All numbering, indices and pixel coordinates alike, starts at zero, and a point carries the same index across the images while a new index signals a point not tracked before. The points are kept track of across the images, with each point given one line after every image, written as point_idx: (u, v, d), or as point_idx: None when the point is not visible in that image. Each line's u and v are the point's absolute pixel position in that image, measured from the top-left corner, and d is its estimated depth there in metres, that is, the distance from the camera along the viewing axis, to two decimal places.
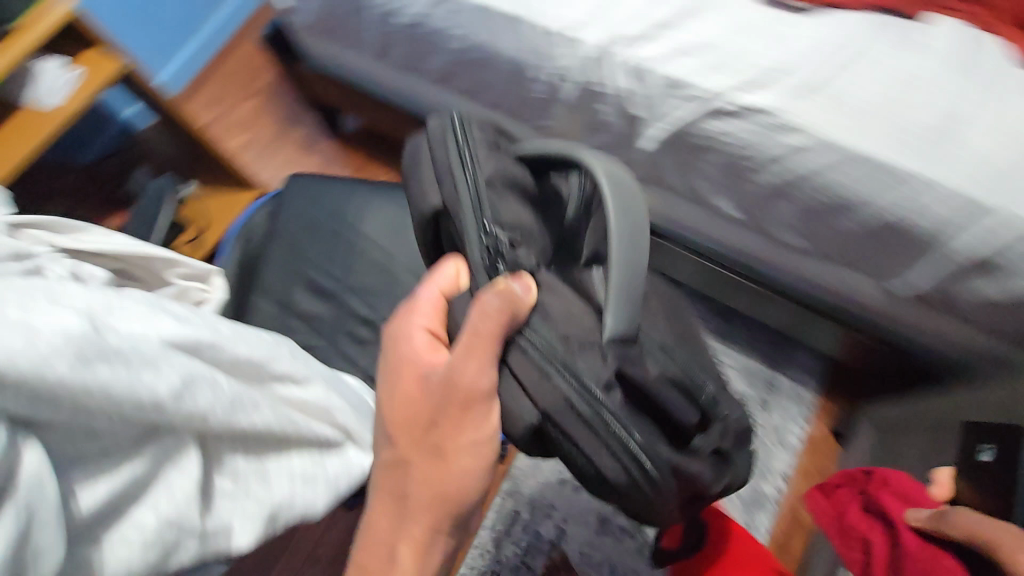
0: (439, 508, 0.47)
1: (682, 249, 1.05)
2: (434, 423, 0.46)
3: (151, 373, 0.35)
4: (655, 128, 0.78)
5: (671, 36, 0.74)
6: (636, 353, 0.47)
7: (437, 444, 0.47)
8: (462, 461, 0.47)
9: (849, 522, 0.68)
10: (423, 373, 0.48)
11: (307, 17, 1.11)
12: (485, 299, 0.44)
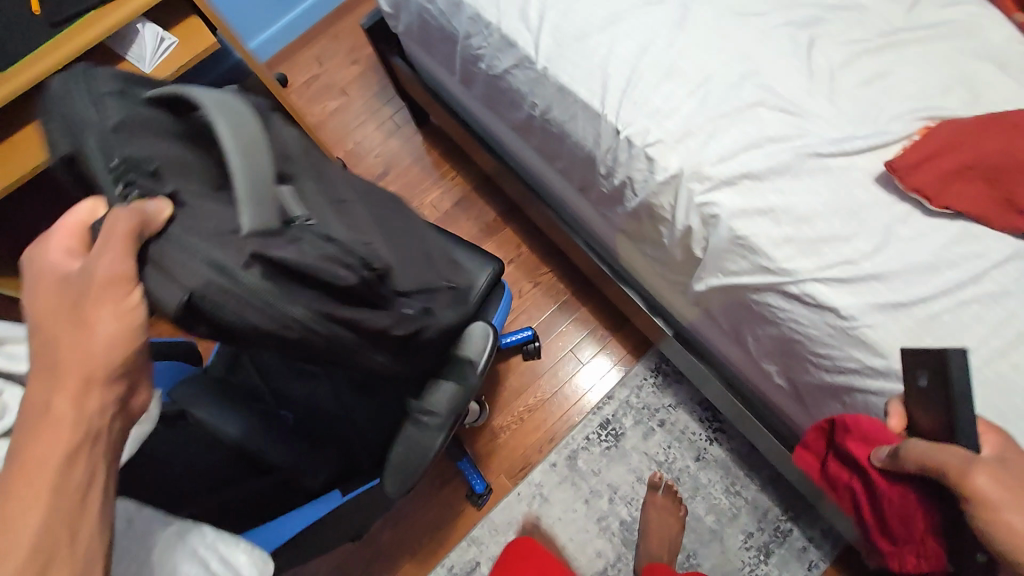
0: (80, 377, 0.36)
1: (719, 373, 0.99)
2: (65, 304, 0.38)
3: None
4: (710, 276, 0.68)
5: (758, 188, 0.62)
6: (269, 233, 0.45)
7: (49, 393, 0.37)
8: (101, 322, 0.37)
9: (831, 471, 0.62)
10: (54, 277, 0.39)
11: (403, 24, 1.06)
12: (56, 260, 0.40)
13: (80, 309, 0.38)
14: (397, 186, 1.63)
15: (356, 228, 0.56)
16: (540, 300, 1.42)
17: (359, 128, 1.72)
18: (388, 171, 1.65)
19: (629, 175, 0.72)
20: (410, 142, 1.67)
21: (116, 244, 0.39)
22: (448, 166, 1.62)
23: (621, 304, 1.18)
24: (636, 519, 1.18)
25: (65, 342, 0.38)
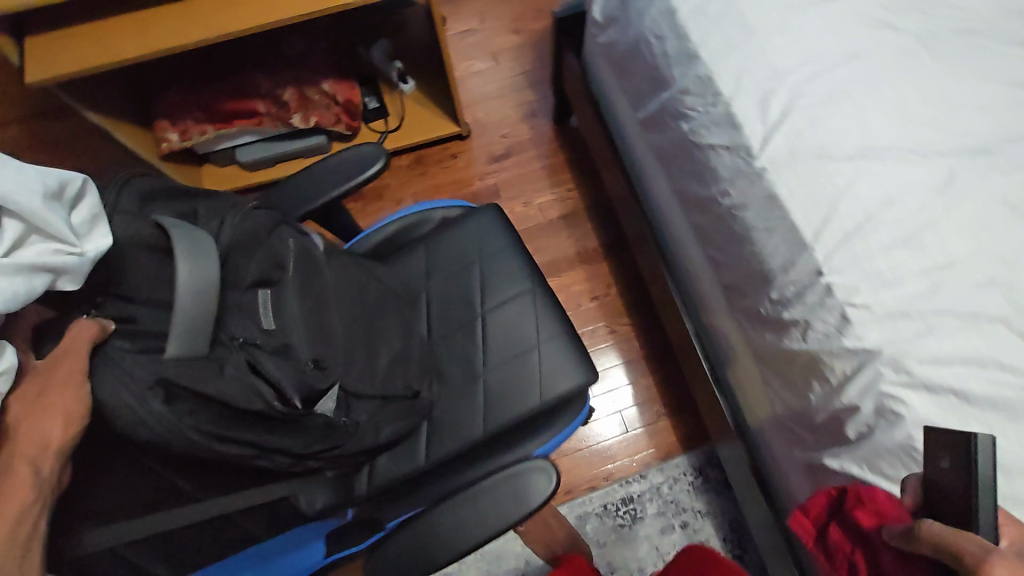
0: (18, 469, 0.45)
1: (775, 520, 0.92)
2: (32, 402, 0.47)
3: None
4: (849, 463, 0.61)
5: (959, 410, 0.55)
6: (202, 361, 0.55)
7: (9, 455, 0.45)
8: (47, 421, 0.46)
9: (831, 542, 0.56)
10: (25, 379, 0.49)
11: (608, 37, 0.99)
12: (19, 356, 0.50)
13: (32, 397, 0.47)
14: (511, 173, 1.56)
15: (325, 334, 0.69)
16: (609, 349, 1.36)
17: (498, 99, 1.65)
18: (510, 154, 1.58)
19: (806, 319, 0.65)
20: (542, 135, 1.60)
21: (66, 360, 0.48)
22: (570, 175, 1.55)
23: (697, 397, 1.12)
24: None
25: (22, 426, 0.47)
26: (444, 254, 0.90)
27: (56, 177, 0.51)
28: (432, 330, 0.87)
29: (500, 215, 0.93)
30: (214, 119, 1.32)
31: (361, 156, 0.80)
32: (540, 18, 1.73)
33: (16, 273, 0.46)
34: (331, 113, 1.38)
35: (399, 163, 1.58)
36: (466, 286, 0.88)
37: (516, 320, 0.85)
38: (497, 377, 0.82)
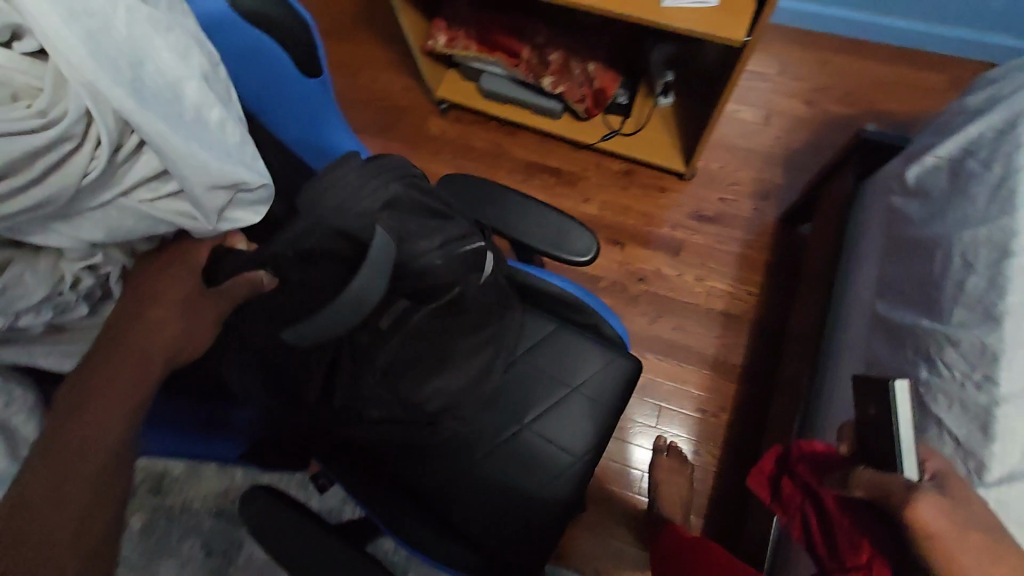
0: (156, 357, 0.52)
1: None
2: (177, 313, 0.53)
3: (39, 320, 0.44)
4: None
5: None
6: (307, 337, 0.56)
7: (145, 346, 0.50)
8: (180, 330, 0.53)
9: (785, 492, 0.75)
10: (183, 291, 0.52)
11: (906, 210, 0.85)
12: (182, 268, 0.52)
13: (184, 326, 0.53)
14: (706, 239, 1.43)
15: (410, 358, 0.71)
16: None
17: (743, 160, 1.48)
18: (716, 221, 1.44)
19: None
20: (762, 222, 1.43)
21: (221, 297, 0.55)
22: (761, 279, 1.38)
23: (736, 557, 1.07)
24: None
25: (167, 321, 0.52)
26: (551, 350, 0.90)
27: (247, 170, 0.42)
28: (495, 388, 0.89)
29: (632, 371, 0.89)
30: (480, 42, 1.35)
31: (576, 237, 0.78)
32: (845, 100, 1.49)
33: (144, 220, 0.42)
34: (581, 92, 1.36)
35: (608, 167, 1.52)
36: (541, 397, 0.89)
37: (537, 454, 0.87)
38: (485, 476, 0.86)
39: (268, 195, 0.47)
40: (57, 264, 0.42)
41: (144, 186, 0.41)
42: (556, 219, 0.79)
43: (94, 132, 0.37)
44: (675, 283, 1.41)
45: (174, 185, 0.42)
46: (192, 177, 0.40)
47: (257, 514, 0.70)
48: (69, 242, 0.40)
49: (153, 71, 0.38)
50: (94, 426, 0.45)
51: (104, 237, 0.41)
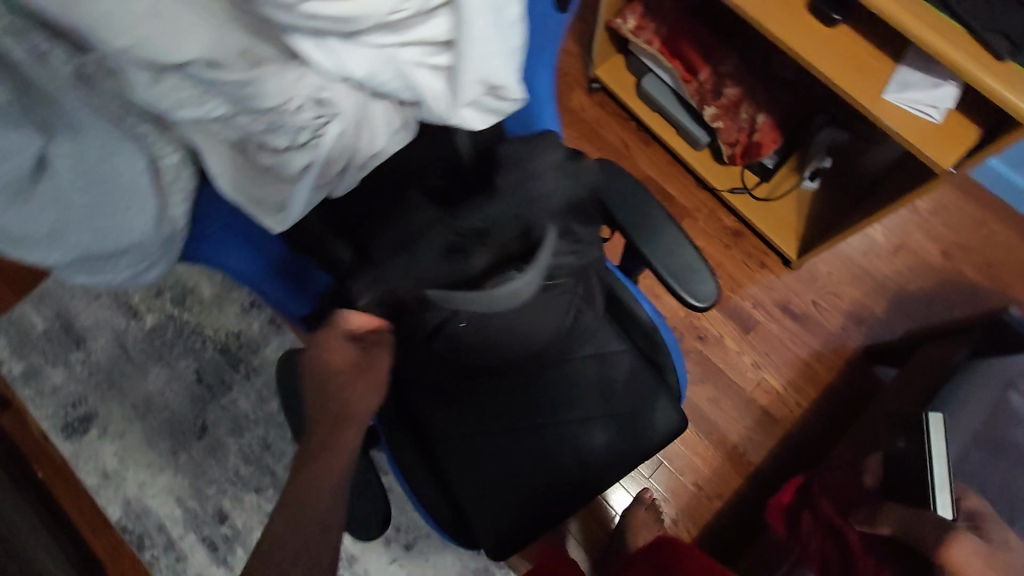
0: (337, 434, 0.65)
1: None
2: (343, 395, 0.65)
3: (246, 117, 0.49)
4: None
5: None
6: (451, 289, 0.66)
7: (330, 428, 0.66)
8: (358, 400, 0.65)
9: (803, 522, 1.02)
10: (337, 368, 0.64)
11: None
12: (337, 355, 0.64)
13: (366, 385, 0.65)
14: (781, 332, 1.39)
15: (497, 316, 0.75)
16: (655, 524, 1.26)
17: (855, 277, 1.41)
18: (799, 320, 1.39)
19: None
20: (842, 344, 1.38)
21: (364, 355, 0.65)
22: (814, 395, 1.35)
23: None
24: None
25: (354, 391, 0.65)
26: (607, 367, 0.87)
27: (505, 78, 0.54)
28: (536, 376, 0.87)
29: (674, 422, 0.87)
30: (665, 42, 1.29)
31: (700, 280, 0.75)
32: (984, 269, 1.41)
33: (405, 77, 0.51)
34: (736, 135, 1.29)
35: (721, 219, 1.47)
36: (577, 409, 0.87)
37: (545, 455, 0.86)
38: (488, 455, 0.85)
39: (497, 113, 0.58)
40: (299, 80, 0.49)
41: (423, 49, 0.51)
42: (689, 254, 0.75)
43: None
44: (731, 359, 1.38)
45: (444, 62, 0.52)
46: (474, 59, 0.50)
47: None
48: (342, 53, 0.48)
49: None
50: (318, 504, 0.65)
51: (363, 73, 0.49)
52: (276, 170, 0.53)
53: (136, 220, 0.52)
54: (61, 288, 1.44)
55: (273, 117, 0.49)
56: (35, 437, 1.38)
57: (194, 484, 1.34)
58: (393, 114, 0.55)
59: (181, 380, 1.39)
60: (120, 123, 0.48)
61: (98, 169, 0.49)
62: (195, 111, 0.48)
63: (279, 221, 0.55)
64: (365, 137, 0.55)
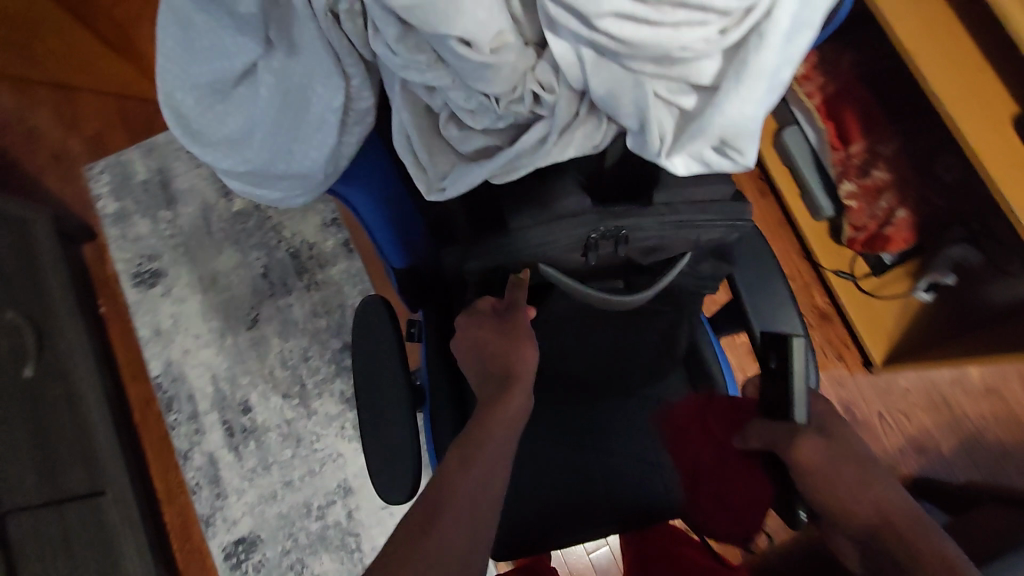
0: (506, 423, 0.65)
1: None
2: (507, 381, 0.69)
3: (457, 94, 0.52)
4: None
5: None
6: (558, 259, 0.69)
7: (488, 415, 0.65)
8: (518, 398, 0.67)
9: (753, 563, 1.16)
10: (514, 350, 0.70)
11: None
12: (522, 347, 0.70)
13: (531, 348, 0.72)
14: None
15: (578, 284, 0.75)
16: None
17: (933, 404, 1.32)
18: (858, 426, 1.33)
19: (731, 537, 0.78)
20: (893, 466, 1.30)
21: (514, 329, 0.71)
22: None
23: None
24: None
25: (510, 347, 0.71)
26: (661, 413, 0.85)
27: (744, 140, 0.51)
28: (591, 397, 0.86)
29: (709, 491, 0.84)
30: (827, 100, 1.17)
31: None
32: None
33: (634, 105, 0.50)
34: (866, 221, 1.20)
35: (813, 296, 1.39)
36: (623, 443, 0.85)
37: (571, 475, 0.85)
38: (524, 455, 0.85)
39: (715, 167, 0.54)
40: (523, 75, 0.50)
41: (669, 85, 0.50)
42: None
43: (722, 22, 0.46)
44: None
45: (684, 105, 0.50)
46: (723, 118, 0.49)
47: (365, 322, 0.73)
48: (590, 69, 0.49)
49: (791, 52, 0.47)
50: (479, 504, 0.59)
51: (602, 92, 0.50)
52: (458, 145, 0.56)
53: (308, 153, 0.57)
54: (169, 146, 1.50)
55: (486, 102, 0.52)
56: (108, 274, 1.46)
57: (231, 368, 1.39)
58: (597, 133, 0.54)
59: (249, 269, 1.44)
60: (340, 62, 0.53)
61: (298, 93, 0.54)
62: (419, 75, 0.51)
63: (436, 190, 0.57)
64: (554, 151, 0.53)
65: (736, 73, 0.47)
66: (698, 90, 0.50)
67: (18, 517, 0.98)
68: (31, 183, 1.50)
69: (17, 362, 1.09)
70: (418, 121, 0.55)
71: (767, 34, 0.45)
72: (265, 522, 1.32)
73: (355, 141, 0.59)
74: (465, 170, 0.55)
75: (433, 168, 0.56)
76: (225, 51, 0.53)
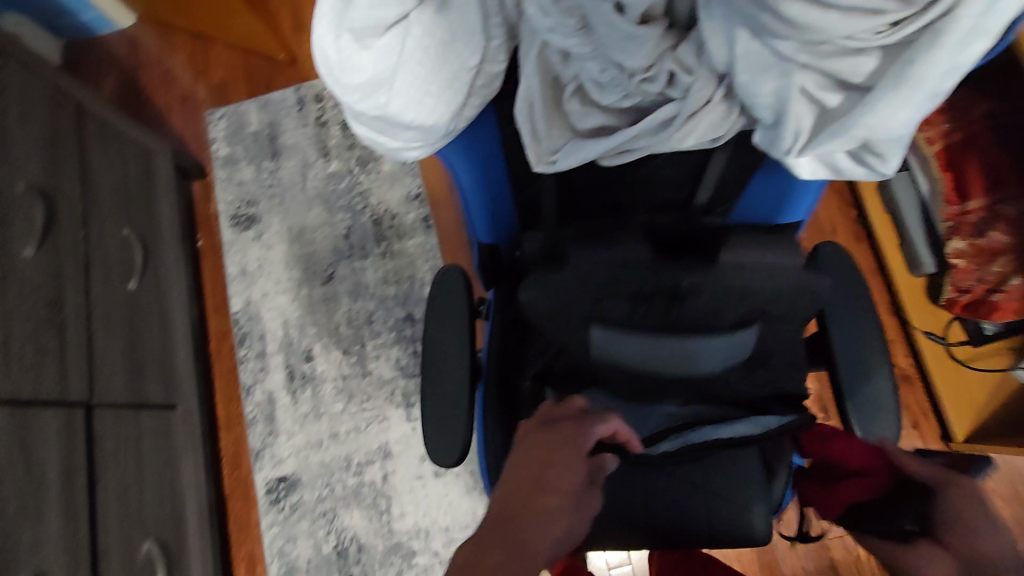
0: (520, 541, 0.57)
1: None
2: (538, 506, 0.61)
3: (594, 65, 0.51)
4: None
5: None
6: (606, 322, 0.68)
7: (508, 526, 0.59)
8: (549, 526, 0.60)
9: None
10: (548, 467, 0.64)
11: None
12: (567, 455, 0.66)
13: (571, 519, 0.63)
14: None
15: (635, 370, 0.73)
16: None
17: (1016, 495, 1.21)
18: None
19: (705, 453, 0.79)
20: None
21: (579, 440, 0.67)
22: None
23: None
24: (424, 564, 1.31)
25: (546, 510, 0.61)
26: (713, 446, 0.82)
27: (888, 146, 0.49)
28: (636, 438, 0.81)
29: (752, 533, 0.82)
30: (950, 148, 1.12)
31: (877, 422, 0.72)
32: None
33: (775, 91, 0.47)
34: (972, 283, 1.12)
35: (896, 353, 1.31)
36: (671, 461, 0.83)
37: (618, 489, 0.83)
38: None
39: (852, 175, 0.54)
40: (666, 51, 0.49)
41: (819, 81, 0.47)
42: (880, 391, 0.73)
43: (897, 18, 0.42)
44: None
45: (828, 103, 0.47)
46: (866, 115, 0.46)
47: (442, 292, 0.76)
48: (741, 54, 0.46)
49: (962, 59, 0.42)
50: None
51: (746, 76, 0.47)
52: (577, 120, 0.55)
53: (437, 109, 0.55)
54: (282, 104, 1.61)
55: (619, 76, 0.51)
56: (208, 211, 1.59)
57: (302, 317, 1.47)
58: (723, 124, 0.52)
59: (333, 228, 1.52)
60: (485, 22, 0.52)
61: (438, 49, 0.53)
62: (562, 40, 0.49)
63: (545, 162, 0.57)
64: (687, 133, 0.52)
65: (894, 73, 0.44)
66: (850, 87, 0.46)
67: (105, 410, 1.05)
68: (159, 119, 1.65)
69: (125, 275, 1.20)
70: (549, 91, 0.55)
71: (943, 34, 0.41)
72: (308, 467, 1.38)
73: (479, 102, 0.56)
74: (582, 144, 0.55)
75: (546, 139, 0.56)
76: (384, 0, 0.50)
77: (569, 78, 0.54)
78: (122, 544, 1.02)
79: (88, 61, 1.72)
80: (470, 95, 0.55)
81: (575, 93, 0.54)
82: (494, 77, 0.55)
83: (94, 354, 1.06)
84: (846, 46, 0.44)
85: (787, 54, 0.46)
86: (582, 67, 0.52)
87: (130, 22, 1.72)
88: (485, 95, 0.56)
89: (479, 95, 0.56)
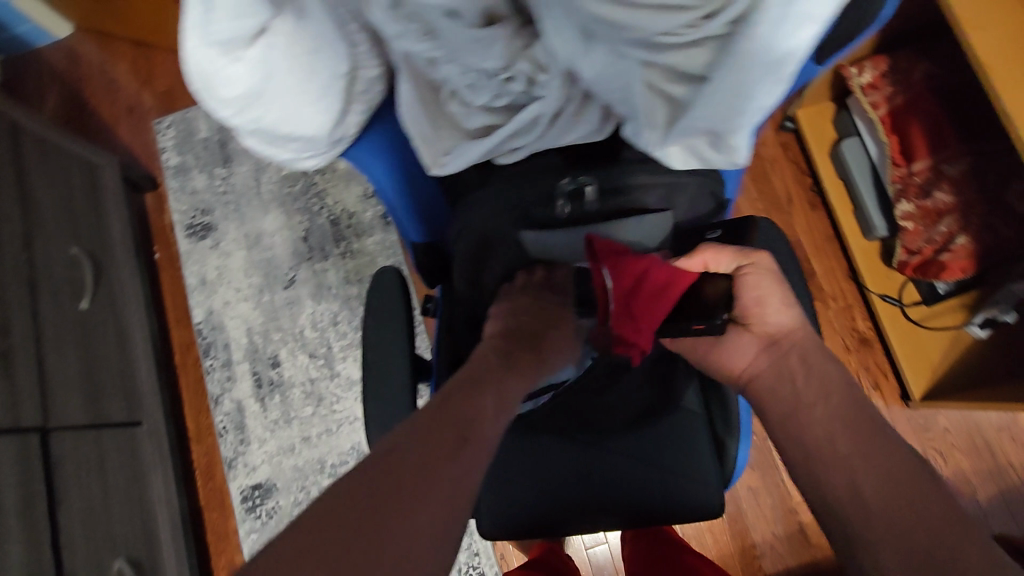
0: (498, 401, 0.60)
1: None
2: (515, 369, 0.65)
3: (456, 67, 0.55)
4: None
5: None
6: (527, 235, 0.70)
7: (497, 379, 0.62)
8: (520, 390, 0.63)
9: None
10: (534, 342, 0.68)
11: None
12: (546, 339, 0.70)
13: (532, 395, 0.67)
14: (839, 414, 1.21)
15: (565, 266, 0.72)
16: None
17: (974, 447, 1.24)
18: None
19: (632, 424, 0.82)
20: None
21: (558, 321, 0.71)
22: None
23: None
24: None
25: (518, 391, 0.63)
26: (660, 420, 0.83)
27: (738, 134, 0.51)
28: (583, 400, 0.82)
29: (706, 509, 0.83)
30: (895, 113, 1.13)
31: None
32: None
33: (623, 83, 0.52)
34: (922, 245, 1.13)
35: (854, 319, 1.31)
36: (619, 441, 0.85)
37: (561, 466, 0.86)
38: (524, 443, 0.86)
39: (725, 164, 0.56)
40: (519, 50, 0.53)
41: (663, 75, 0.50)
42: None
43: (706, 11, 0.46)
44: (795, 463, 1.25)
45: (674, 94, 0.51)
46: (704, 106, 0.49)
47: (379, 295, 0.75)
48: (580, 54, 0.51)
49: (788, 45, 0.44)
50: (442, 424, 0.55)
51: (592, 72, 0.52)
52: (463, 120, 0.60)
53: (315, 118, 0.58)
54: None
55: (483, 78, 0.56)
56: (163, 222, 1.56)
57: (266, 323, 1.46)
58: (591, 120, 0.59)
59: (291, 232, 1.50)
60: (342, 29, 0.55)
61: (304, 57, 0.55)
62: (414, 45, 0.54)
63: (438, 164, 0.61)
64: (561, 128, 0.60)
65: (721, 65, 0.46)
66: (690, 78, 0.50)
67: (63, 433, 1.04)
68: (105, 131, 1.61)
69: (76, 294, 1.18)
70: (425, 91, 0.59)
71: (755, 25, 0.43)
72: (281, 472, 1.38)
73: (367, 106, 0.61)
74: (466, 146, 0.60)
75: (435, 139, 0.60)
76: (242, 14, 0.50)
77: (441, 80, 0.58)
78: (91, 565, 1.02)
79: (27, 75, 1.66)
80: (350, 99, 0.59)
81: (456, 97, 0.59)
82: (372, 80, 0.60)
83: (47, 377, 1.04)
84: (669, 42, 0.48)
85: (624, 51, 0.50)
86: (448, 67, 0.55)
87: (68, 32, 1.67)
88: (371, 99, 0.61)
89: (359, 98, 0.60)
